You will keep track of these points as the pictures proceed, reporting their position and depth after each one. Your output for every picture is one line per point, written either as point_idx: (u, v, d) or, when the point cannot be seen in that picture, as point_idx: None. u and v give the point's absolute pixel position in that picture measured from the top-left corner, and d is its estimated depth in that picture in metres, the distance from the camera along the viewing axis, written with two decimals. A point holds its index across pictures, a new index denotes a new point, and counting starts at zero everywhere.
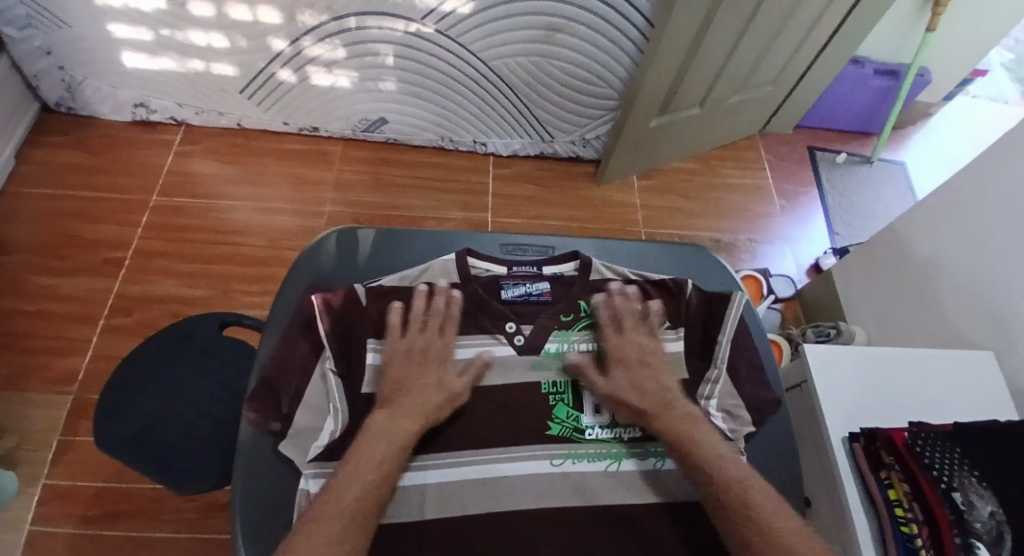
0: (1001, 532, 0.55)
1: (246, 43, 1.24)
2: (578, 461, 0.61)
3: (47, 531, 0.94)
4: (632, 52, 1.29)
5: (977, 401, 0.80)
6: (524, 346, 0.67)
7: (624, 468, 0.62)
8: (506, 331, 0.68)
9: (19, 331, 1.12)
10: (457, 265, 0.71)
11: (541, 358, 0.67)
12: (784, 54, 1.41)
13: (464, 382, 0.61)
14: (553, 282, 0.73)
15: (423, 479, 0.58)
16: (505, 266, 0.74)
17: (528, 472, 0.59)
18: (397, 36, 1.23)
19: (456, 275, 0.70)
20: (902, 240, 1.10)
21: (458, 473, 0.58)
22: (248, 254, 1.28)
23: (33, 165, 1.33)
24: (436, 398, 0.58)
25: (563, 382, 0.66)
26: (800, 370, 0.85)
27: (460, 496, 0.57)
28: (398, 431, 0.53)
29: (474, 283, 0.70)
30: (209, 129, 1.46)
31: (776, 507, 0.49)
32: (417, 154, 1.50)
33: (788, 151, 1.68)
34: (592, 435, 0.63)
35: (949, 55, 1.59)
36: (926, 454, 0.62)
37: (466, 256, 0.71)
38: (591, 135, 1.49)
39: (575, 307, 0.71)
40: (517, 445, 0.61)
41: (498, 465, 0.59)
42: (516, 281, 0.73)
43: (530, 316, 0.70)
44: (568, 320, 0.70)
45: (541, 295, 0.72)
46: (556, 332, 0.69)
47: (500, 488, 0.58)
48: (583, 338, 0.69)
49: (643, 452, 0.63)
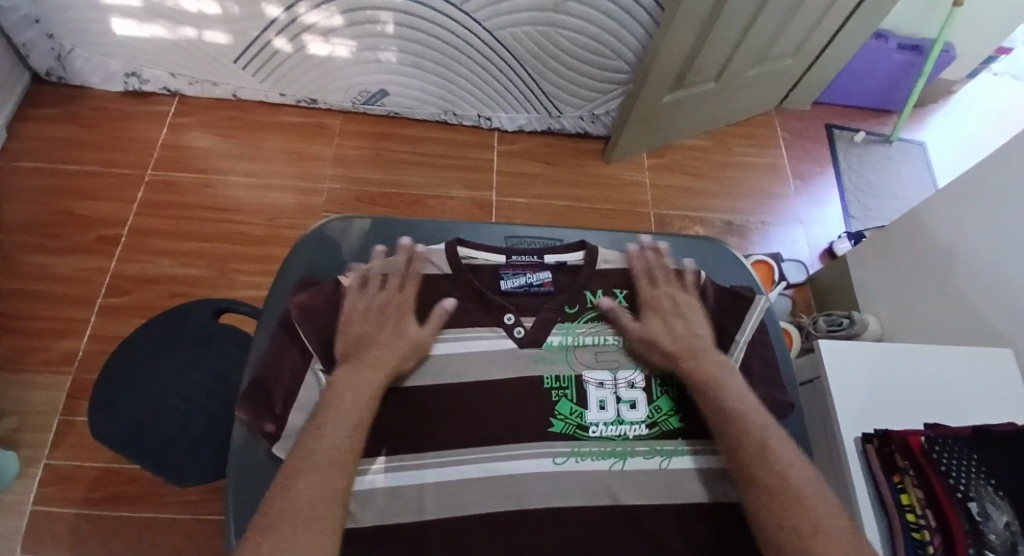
0: (1015, 543, 0.54)
1: (239, 10, 1.18)
2: (581, 460, 0.59)
3: (50, 513, 0.94)
4: (646, 22, 1.22)
5: (994, 401, 0.78)
6: (525, 339, 0.64)
7: (628, 467, 0.60)
8: (506, 324, 0.65)
9: (14, 311, 1.11)
10: (446, 255, 0.67)
11: (543, 352, 0.64)
12: (806, 25, 1.34)
13: (425, 334, 0.62)
14: (555, 271, 0.70)
15: (423, 478, 0.56)
16: (504, 255, 0.71)
17: (530, 472, 0.57)
18: (398, 3, 1.16)
19: (447, 267, 0.67)
20: (921, 227, 1.05)
21: (459, 472, 0.56)
22: (246, 233, 1.25)
23: (25, 138, 1.29)
24: (398, 350, 0.59)
25: (567, 377, 0.63)
26: (813, 364, 0.82)
27: (460, 496, 0.55)
28: (364, 386, 0.54)
29: (472, 274, 0.68)
30: (204, 101, 1.40)
31: (799, 466, 0.52)
32: (420, 128, 1.44)
33: (804, 129, 1.61)
34: (597, 433, 0.61)
35: (980, 29, 1.50)
36: (943, 461, 0.61)
37: (455, 247, 0.68)
38: (601, 111, 1.43)
39: (579, 298, 0.68)
40: (519, 442, 0.59)
41: (499, 465, 0.57)
42: (516, 270, 0.69)
43: (531, 308, 0.67)
44: (573, 312, 0.67)
45: (542, 285, 0.69)
46: (559, 325, 0.66)
47: (501, 488, 0.56)
48: (588, 331, 0.67)
49: (648, 449, 0.61)
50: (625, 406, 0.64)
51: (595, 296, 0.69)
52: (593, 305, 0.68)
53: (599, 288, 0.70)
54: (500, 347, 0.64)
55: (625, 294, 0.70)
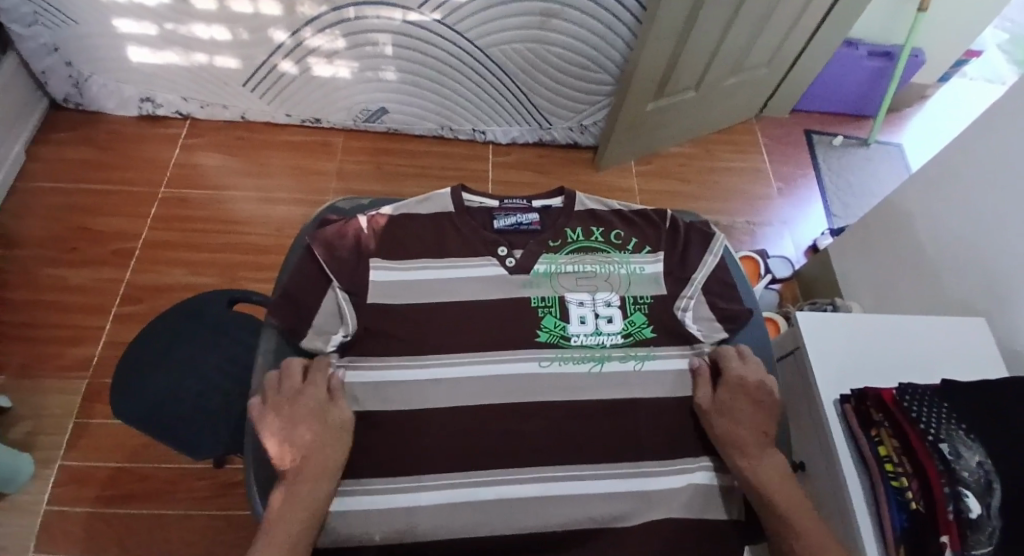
0: (990, 480, 0.58)
1: (248, 35, 1.27)
2: (564, 363, 0.65)
3: (64, 512, 0.96)
4: (627, 36, 1.31)
5: (969, 362, 0.82)
6: (515, 267, 0.70)
7: (605, 370, 0.66)
8: (498, 255, 0.70)
9: (31, 321, 1.15)
10: (451, 199, 0.73)
11: (530, 278, 0.70)
12: (779, 35, 1.43)
13: (342, 410, 0.58)
14: (542, 213, 0.75)
15: (405, 377, 0.63)
16: (497, 199, 0.75)
17: (517, 373, 0.64)
18: (395, 25, 1.25)
19: (452, 206, 0.73)
20: (899, 215, 1.10)
21: (436, 372, 0.63)
22: (253, 243, 1.31)
23: (42, 161, 1.36)
24: (331, 438, 0.56)
25: (550, 297, 0.69)
26: (791, 338, 0.87)
27: (448, 391, 0.62)
28: (321, 460, 0.54)
29: (468, 216, 0.73)
30: (214, 123, 1.48)
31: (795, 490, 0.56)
32: (417, 143, 1.52)
33: (784, 135, 1.69)
34: (577, 341, 0.67)
35: (946, 35, 1.60)
36: (913, 409, 0.64)
37: (459, 191, 0.74)
38: (589, 122, 1.51)
39: (562, 234, 0.73)
40: (496, 349, 0.65)
41: (490, 367, 0.64)
42: (507, 212, 0.74)
43: (521, 242, 0.72)
44: (556, 245, 0.72)
45: (530, 224, 0.73)
46: (544, 256, 0.71)
47: (492, 388, 0.63)
48: (569, 261, 0.72)
49: (625, 354, 0.67)
50: (603, 320, 0.69)
51: (576, 232, 0.74)
52: (573, 240, 0.73)
53: (578, 225, 0.74)
54: (491, 274, 0.69)
55: (601, 230, 0.74)
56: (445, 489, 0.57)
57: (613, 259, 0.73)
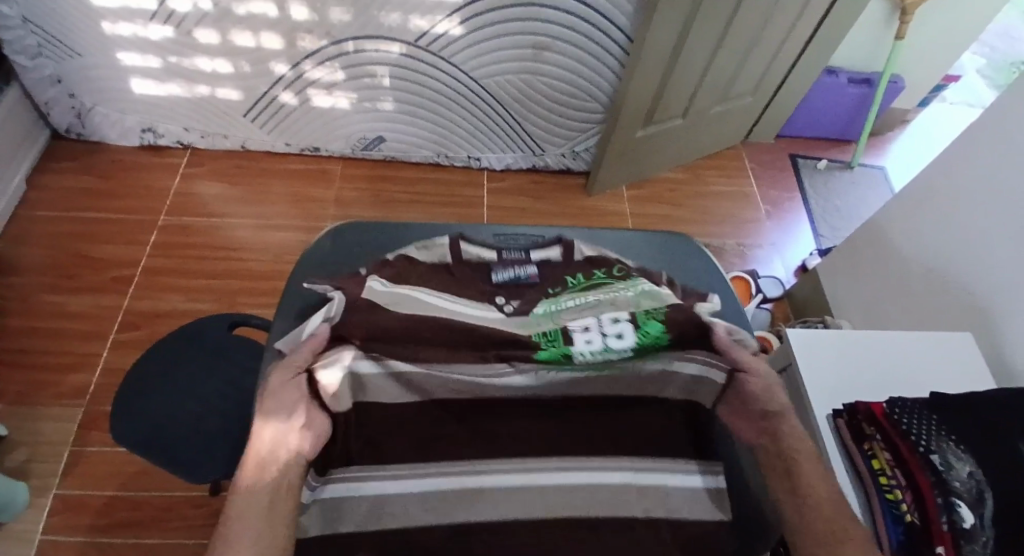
0: (980, 491, 0.59)
1: (250, 68, 1.31)
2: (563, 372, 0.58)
3: (57, 541, 0.95)
4: (615, 67, 1.36)
5: (958, 376, 0.84)
6: (514, 312, 0.59)
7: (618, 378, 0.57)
8: (494, 302, 0.60)
9: (27, 348, 1.15)
10: (450, 250, 0.66)
11: (528, 318, 0.58)
12: (761, 64, 1.49)
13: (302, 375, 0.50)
14: (542, 266, 0.67)
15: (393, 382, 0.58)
16: (495, 252, 0.68)
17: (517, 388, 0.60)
18: (393, 58, 1.29)
19: (449, 257, 0.66)
20: (883, 235, 1.14)
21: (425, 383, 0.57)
22: (251, 269, 1.32)
23: (42, 191, 1.38)
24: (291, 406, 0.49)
25: (551, 329, 0.56)
26: (784, 354, 0.88)
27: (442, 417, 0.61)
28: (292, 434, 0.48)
29: (463, 268, 0.65)
30: (214, 151, 1.51)
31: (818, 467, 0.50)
32: (413, 171, 1.55)
33: (771, 159, 1.75)
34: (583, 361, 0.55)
35: (921, 64, 1.67)
36: (903, 421, 0.66)
37: (457, 240, 0.67)
38: (581, 148, 1.55)
39: (561, 282, 0.65)
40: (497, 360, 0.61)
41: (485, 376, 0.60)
42: (506, 265, 0.66)
43: (519, 293, 0.63)
44: (555, 292, 0.63)
45: (528, 277, 0.65)
46: (543, 301, 0.61)
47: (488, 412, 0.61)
48: (571, 298, 0.61)
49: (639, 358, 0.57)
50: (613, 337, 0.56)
51: (576, 278, 0.65)
52: (575, 286, 0.64)
53: (579, 273, 0.66)
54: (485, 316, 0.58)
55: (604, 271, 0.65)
56: (428, 478, 0.58)
57: (620, 287, 0.62)
